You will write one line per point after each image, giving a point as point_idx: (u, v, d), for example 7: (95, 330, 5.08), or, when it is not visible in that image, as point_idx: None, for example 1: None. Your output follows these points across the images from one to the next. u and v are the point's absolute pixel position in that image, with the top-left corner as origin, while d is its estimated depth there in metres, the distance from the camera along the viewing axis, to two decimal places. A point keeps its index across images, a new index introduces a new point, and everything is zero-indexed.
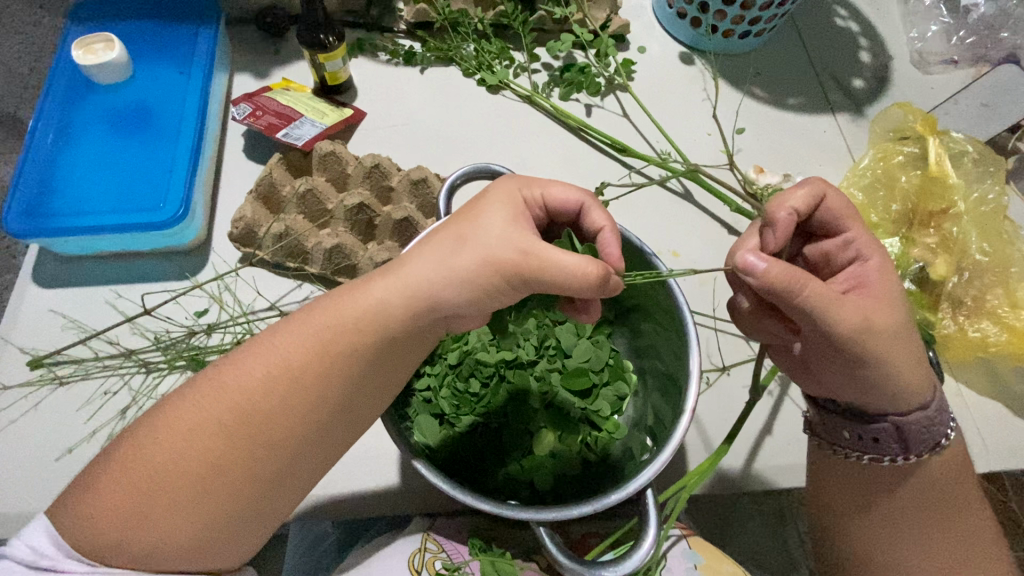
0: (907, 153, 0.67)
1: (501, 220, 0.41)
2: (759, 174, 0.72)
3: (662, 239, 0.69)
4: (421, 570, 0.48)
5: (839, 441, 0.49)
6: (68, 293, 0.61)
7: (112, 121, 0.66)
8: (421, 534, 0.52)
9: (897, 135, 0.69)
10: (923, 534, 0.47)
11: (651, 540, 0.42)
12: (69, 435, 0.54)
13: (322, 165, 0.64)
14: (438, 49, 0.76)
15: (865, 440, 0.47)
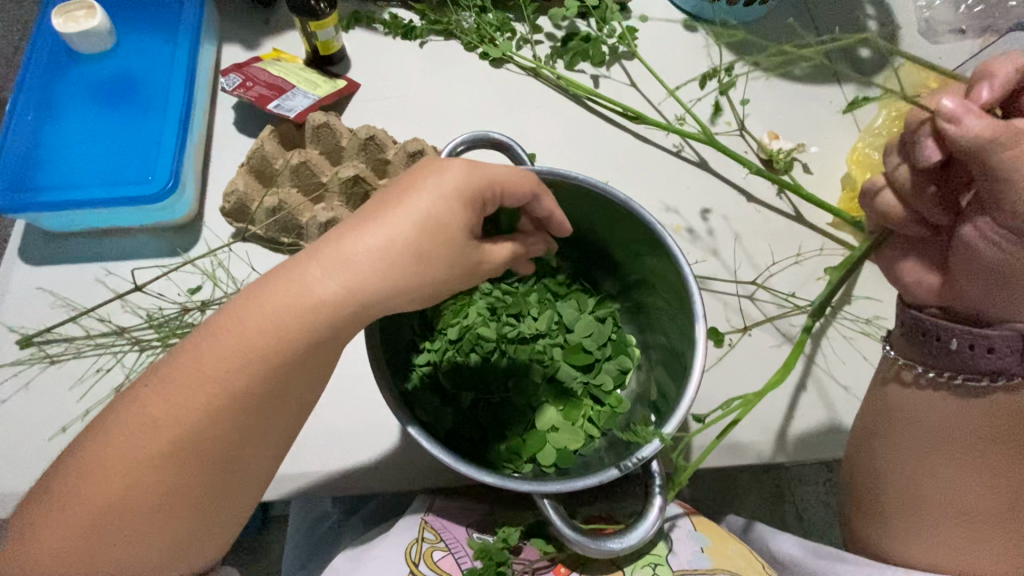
0: None
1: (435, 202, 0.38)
2: (772, 139, 0.71)
3: (675, 206, 0.68)
4: (419, 561, 0.48)
5: (947, 355, 0.45)
6: (56, 271, 0.59)
7: (97, 93, 0.63)
8: (419, 523, 0.51)
9: None
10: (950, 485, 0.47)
11: (658, 511, 0.42)
12: (63, 414, 0.53)
13: (315, 137, 0.62)
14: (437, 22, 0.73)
15: (976, 350, 0.44)
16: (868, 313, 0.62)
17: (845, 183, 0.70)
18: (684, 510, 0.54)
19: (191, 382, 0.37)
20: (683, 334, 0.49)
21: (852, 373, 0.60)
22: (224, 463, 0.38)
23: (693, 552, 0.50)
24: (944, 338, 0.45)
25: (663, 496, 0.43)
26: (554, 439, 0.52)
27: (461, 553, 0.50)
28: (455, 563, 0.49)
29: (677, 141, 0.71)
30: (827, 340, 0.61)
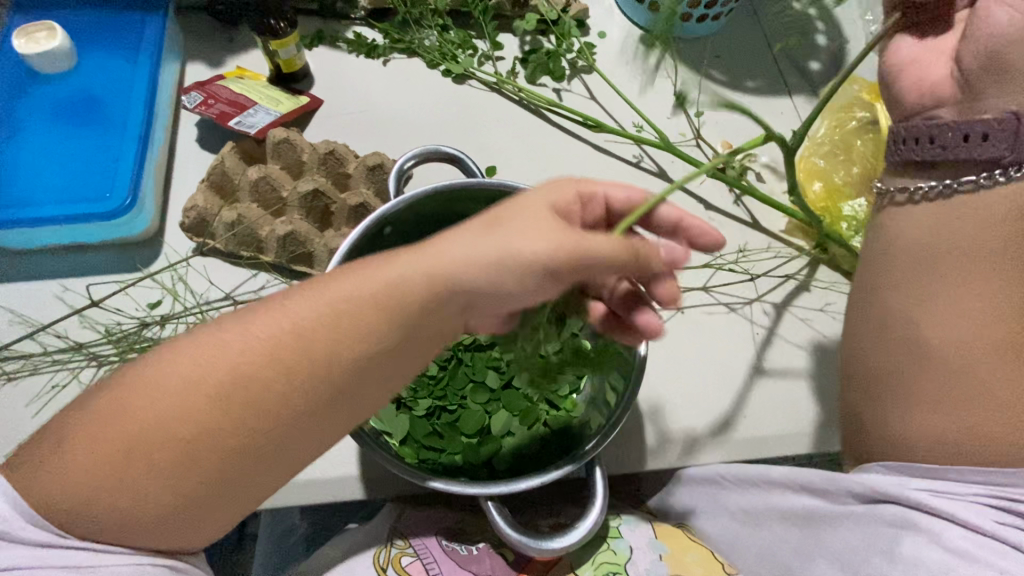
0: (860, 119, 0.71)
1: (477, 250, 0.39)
2: (726, 148, 0.74)
3: None
4: (386, 567, 0.50)
5: (939, 147, 0.47)
6: (13, 289, 0.59)
7: (57, 112, 0.64)
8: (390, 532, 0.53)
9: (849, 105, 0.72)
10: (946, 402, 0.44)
11: (599, 511, 0.43)
12: (17, 431, 0.53)
13: (276, 153, 0.63)
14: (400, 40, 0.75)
15: (970, 138, 0.45)
16: (821, 302, 0.65)
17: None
18: (646, 517, 0.55)
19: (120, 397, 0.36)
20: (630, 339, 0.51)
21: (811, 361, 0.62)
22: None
23: (651, 560, 0.51)
24: (942, 135, 0.46)
25: (604, 496, 0.44)
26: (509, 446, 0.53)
27: (429, 560, 0.51)
28: (423, 570, 0.50)
29: (635, 151, 0.73)
30: (779, 334, 0.63)
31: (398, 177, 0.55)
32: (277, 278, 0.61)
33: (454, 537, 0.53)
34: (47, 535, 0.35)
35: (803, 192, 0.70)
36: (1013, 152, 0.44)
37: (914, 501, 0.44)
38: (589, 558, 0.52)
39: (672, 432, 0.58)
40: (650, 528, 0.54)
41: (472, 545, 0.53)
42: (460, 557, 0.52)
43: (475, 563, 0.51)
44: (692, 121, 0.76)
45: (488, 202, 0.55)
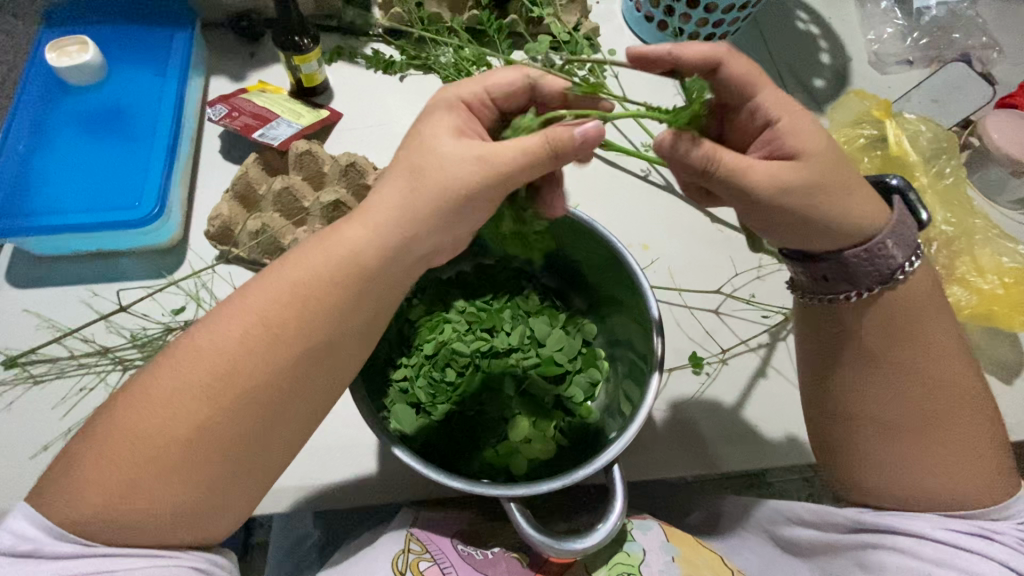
0: (867, 136, 0.73)
1: (448, 138, 0.39)
2: None
3: (643, 230, 0.71)
4: (405, 572, 0.48)
5: (832, 287, 0.47)
6: (42, 293, 0.60)
7: (87, 123, 0.66)
8: (404, 534, 0.51)
9: (856, 121, 0.74)
10: (935, 460, 0.45)
11: (618, 515, 0.44)
12: (44, 432, 0.54)
13: (298, 164, 0.65)
14: (417, 57, 0.77)
15: (840, 279, 0.46)
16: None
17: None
18: (657, 523, 0.55)
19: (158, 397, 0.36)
20: (646, 346, 0.52)
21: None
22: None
23: (665, 563, 0.51)
24: (832, 276, 0.46)
25: (623, 501, 0.44)
26: (526, 451, 0.54)
27: (446, 564, 0.49)
28: (441, 574, 0.49)
29: (644, 166, 0.75)
30: (785, 340, 0.65)
31: None
32: None
33: (468, 542, 0.53)
34: (72, 546, 0.34)
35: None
36: (904, 252, 0.44)
37: (882, 524, 0.46)
38: (604, 561, 0.53)
39: (684, 439, 0.60)
40: (662, 532, 0.54)
41: (487, 549, 0.53)
42: (476, 562, 0.51)
43: (491, 566, 0.51)
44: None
45: None
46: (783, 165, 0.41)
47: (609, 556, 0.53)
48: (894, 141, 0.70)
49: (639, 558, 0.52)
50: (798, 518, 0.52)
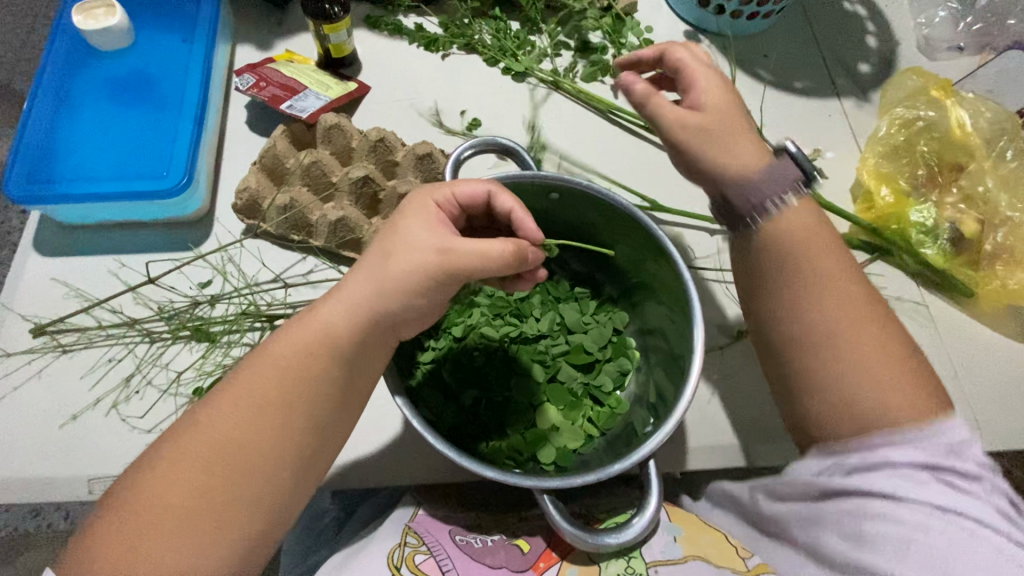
0: (925, 119, 0.72)
1: (422, 226, 0.43)
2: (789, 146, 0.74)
3: (690, 203, 0.70)
4: (401, 566, 0.48)
5: None
6: (69, 263, 0.60)
7: (113, 90, 0.65)
8: (400, 530, 0.51)
9: (909, 100, 0.74)
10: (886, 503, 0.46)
11: (654, 511, 0.44)
12: (73, 402, 0.54)
13: (326, 138, 0.64)
14: (460, 35, 0.74)
15: None
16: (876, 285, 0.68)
17: (857, 194, 0.72)
18: (658, 504, 0.54)
19: (268, 370, 0.42)
20: (682, 340, 0.50)
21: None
22: (250, 447, 0.41)
23: (666, 542, 0.50)
24: None
25: (657, 500, 0.44)
26: (555, 438, 0.53)
27: (442, 556, 0.49)
28: (438, 567, 0.48)
29: None
30: None
31: (454, 167, 0.52)
32: (326, 264, 0.62)
33: (467, 532, 0.52)
34: None
35: (871, 196, 0.71)
36: (770, 190, 0.49)
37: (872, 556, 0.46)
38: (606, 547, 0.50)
39: (715, 432, 0.58)
40: (665, 513, 0.52)
41: (486, 537, 0.52)
42: (474, 551, 0.50)
43: (489, 554, 0.50)
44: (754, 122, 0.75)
45: (538, 195, 0.53)
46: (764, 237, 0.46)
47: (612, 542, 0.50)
48: (956, 123, 0.71)
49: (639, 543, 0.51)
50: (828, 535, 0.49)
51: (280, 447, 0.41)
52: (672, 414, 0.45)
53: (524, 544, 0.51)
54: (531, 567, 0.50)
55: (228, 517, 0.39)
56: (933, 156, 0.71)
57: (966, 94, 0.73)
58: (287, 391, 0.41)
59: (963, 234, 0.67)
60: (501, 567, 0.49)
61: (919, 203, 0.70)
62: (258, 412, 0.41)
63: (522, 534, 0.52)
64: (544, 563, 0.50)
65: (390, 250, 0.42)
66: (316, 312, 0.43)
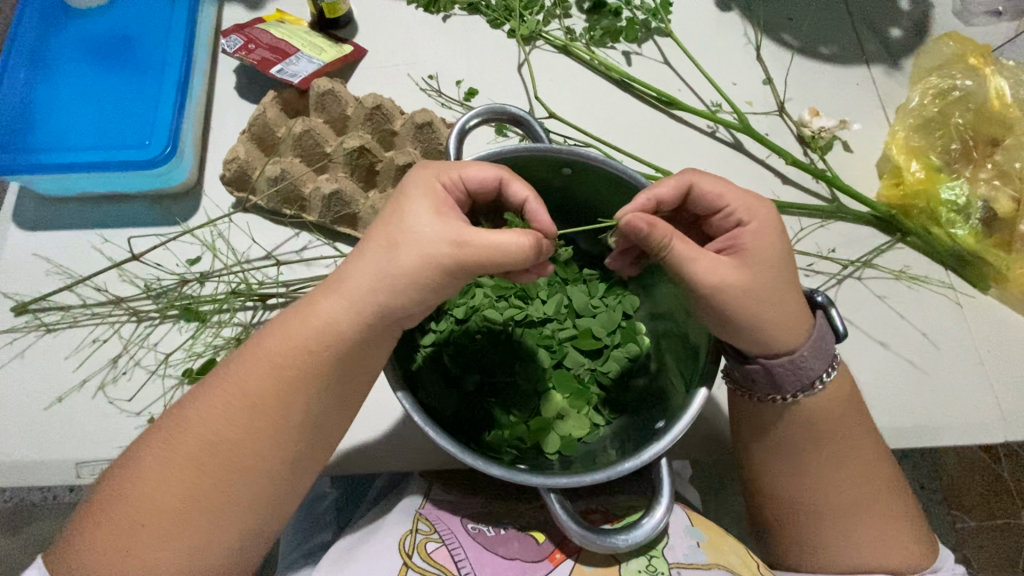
0: (961, 89, 0.67)
1: (426, 214, 0.39)
2: (814, 116, 0.68)
3: None
4: (413, 553, 0.47)
5: None
6: (51, 237, 0.57)
7: (92, 51, 0.61)
8: (413, 515, 0.50)
9: (944, 68, 0.69)
10: (863, 531, 0.47)
11: (663, 510, 0.42)
12: (58, 384, 0.52)
13: (319, 105, 0.60)
14: None
15: None
16: (901, 264, 0.64)
17: (885, 169, 0.68)
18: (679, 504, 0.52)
19: (264, 357, 0.40)
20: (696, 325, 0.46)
21: (896, 331, 0.62)
22: (247, 430, 0.39)
23: (690, 546, 0.49)
24: None
25: (668, 498, 0.42)
26: (560, 427, 0.51)
27: (455, 546, 0.48)
28: (450, 556, 0.47)
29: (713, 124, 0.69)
30: (861, 296, 0.63)
31: (459, 137, 0.48)
32: (320, 240, 0.58)
33: (480, 519, 0.50)
34: None
35: (900, 171, 0.66)
36: (818, 368, 0.45)
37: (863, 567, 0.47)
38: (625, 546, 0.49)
39: (720, 415, 0.58)
40: (685, 514, 0.51)
41: (500, 525, 0.50)
42: (487, 540, 0.48)
43: (503, 544, 0.48)
44: (776, 92, 0.71)
45: (548, 168, 0.48)
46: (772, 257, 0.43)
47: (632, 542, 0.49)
48: (994, 93, 0.66)
49: (663, 540, 0.49)
50: (845, 532, 0.47)
51: (277, 431, 0.40)
52: (687, 409, 0.42)
53: (539, 534, 0.49)
54: (546, 557, 0.48)
55: (229, 500, 0.39)
56: (968, 129, 0.66)
57: (1007, 62, 0.68)
58: (283, 376, 0.40)
59: (995, 213, 0.63)
60: (515, 559, 0.48)
61: (952, 178, 0.65)
62: (256, 397, 0.40)
63: (539, 523, 0.50)
64: (561, 554, 0.48)
65: (397, 241, 0.39)
66: (316, 305, 0.40)
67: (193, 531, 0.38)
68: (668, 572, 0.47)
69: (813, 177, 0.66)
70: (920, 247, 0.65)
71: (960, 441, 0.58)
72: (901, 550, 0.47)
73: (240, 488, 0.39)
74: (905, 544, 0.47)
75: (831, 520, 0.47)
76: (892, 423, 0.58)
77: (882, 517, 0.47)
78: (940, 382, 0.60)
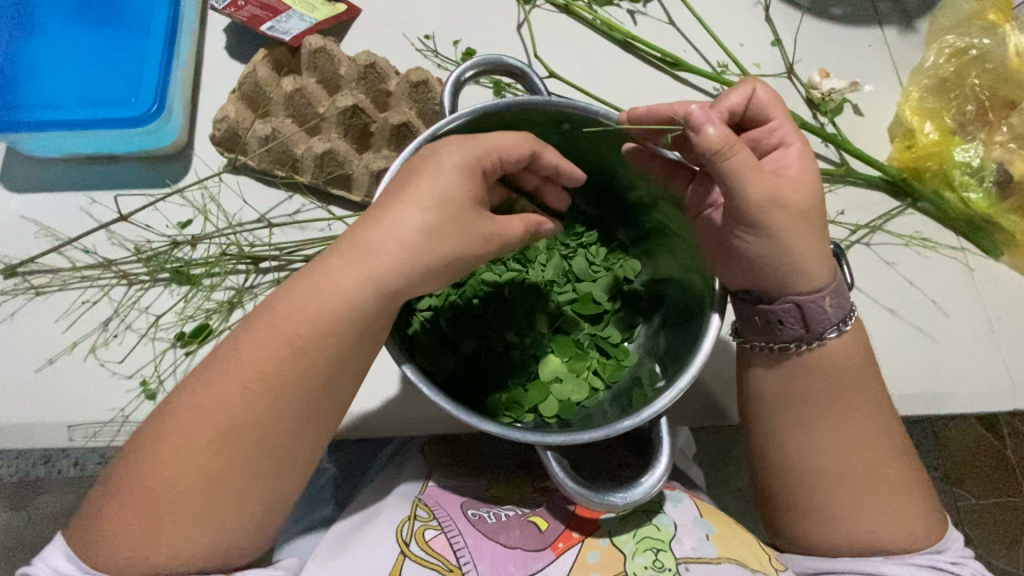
0: (979, 48, 0.65)
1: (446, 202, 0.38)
2: (823, 78, 0.66)
3: None
4: (410, 541, 0.46)
5: None
6: (39, 200, 0.56)
7: (76, 9, 0.59)
8: (411, 502, 0.49)
9: (963, 26, 0.66)
10: (871, 495, 0.46)
11: (661, 469, 0.41)
12: (49, 346, 0.51)
13: (311, 64, 0.58)
14: None
15: None
16: (912, 229, 0.62)
17: (897, 133, 0.66)
18: (687, 495, 0.52)
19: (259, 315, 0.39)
20: (700, 282, 0.44)
21: (905, 298, 0.60)
22: (236, 392, 0.38)
23: (699, 539, 0.48)
24: None
25: (667, 458, 0.41)
26: (558, 390, 0.50)
27: (454, 533, 0.47)
28: (448, 544, 0.46)
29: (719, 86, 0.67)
30: (873, 264, 0.61)
31: (454, 89, 0.46)
32: (314, 203, 0.57)
33: (481, 505, 0.49)
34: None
35: (914, 134, 0.64)
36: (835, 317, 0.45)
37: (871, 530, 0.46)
38: (632, 533, 0.48)
39: (726, 382, 0.57)
40: (694, 506, 0.51)
41: (501, 512, 0.49)
42: (488, 527, 0.47)
43: (504, 531, 0.47)
44: (785, 54, 0.68)
45: (547, 124, 0.46)
46: (782, 212, 0.42)
47: (637, 530, 0.48)
48: (1013, 51, 0.63)
49: (671, 533, 0.48)
50: (852, 496, 0.46)
51: (266, 394, 0.38)
52: (688, 367, 0.41)
53: (540, 522, 0.48)
54: (549, 546, 0.47)
55: (222, 463, 0.38)
56: (986, 90, 0.64)
57: None
58: (274, 334, 0.39)
59: (1011, 175, 0.60)
60: (515, 547, 0.46)
61: (966, 141, 0.63)
62: (246, 356, 0.38)
63: (539, 510, 0.49)
64: (563, 543, 0.47)
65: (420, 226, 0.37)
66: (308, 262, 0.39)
67: (186, 492, 0.37)
68: (675, 567, 0.46)
69: (821, 140, 0.64)
70: (932, 213, 0.63)
71: (970, 408, 0.57)
72: (908, 514, 0.47)
73: (233, 450, 0.38)
74: (909, 505, 0.47)
75: (839, 485, 0.46)
76: (900, 390, 0.57)
77: (890, 481, 0.46)
78: (951, 349, 0.59)
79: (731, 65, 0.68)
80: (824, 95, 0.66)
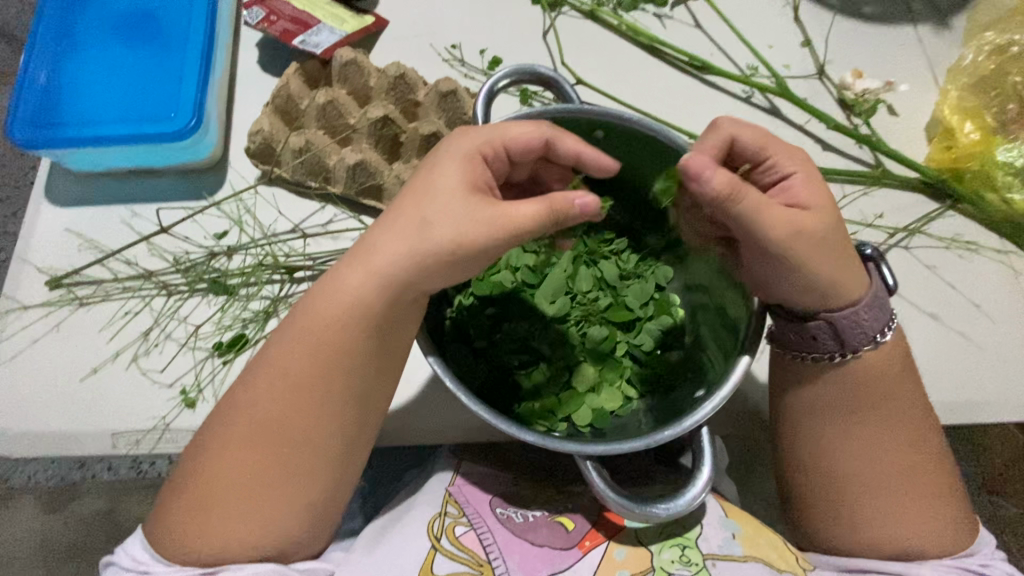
0: (1019, 44, 0.62)
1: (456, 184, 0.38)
2: (856, 79, 0.65)
3: None
4: (441, 537, 0.46)
5: None
6: (82, 213, 0.58)
7: (116, 29, 0.60)
8: (442, 497, 0.49)
9: (999, 24, 0.64)
10: (918, 512, 0.45)
11: (703, 481, 0.40)
12: (92, 356, 0.53)
13: (342, 76, 0.59)
14: None
15: None
16: (952, 232, 0.61)
17: (934, 132, 0.64)
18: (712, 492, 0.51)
19: (299, 327, 0.40)
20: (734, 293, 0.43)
21: (946, 303, 0.58)
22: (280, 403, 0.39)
23: (725, 537, 0.48)
24: None
25: (708, 470, 0.40)
26: (592, 399, 0.49)
27: (484, 530, 0.47)
28: (477, 540, 0.46)
29: (748, 89, 0.66)
30: (914, 271, 0.59)
31: (487, 98, 0.46)
32: (346, 213, 0.58)
33: (509, 503, 0.49)
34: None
35: (953, 133, 0.62)
36: (877, 323, 0.44)
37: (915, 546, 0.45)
38: (656, 531, 0.48)
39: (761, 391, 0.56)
40: (720, 505, 0.50)
41: (528, 512, 0.48)
42: (516, 526, 0.47)
43: (532, 531, 0.47)
44: (816, 54, 0.67)
45: (579, 132, 0.46)
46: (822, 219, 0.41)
47: (662, 529, 0.48)
48: None
49: (695, 530, 0.48)
50: (898, 511, 0.45)
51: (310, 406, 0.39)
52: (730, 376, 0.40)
53: (567, 521, 0.48)
54: (576, 545, 0.47)
55: (268, 468, 0.39)
56: None
57: None
58: (318, 347, 0.40)
59: None
60: (544, 545, 0.46)
61: (1010, 140, 0.60)
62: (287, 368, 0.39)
63: (567, 510, 0.49)
64: (590, 541, 0.47)
65: (423, 218, 0.38)
66: (347, 276, 0.39)
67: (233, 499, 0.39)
68: (703, 562, 0.46)
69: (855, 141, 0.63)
70: (973, 215, 0.61)
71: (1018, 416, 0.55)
72: (956, 530, 0.45)
73: (279, 455, 0.39)
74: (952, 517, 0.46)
75: (883, 500, 0.45)
76: (942, 398, 0.55)
77: (936, 496, 0.45)
78: (996, 356, 0.57)
79: (760, 67, 0.67)
80: (856, 96, 0.65)
